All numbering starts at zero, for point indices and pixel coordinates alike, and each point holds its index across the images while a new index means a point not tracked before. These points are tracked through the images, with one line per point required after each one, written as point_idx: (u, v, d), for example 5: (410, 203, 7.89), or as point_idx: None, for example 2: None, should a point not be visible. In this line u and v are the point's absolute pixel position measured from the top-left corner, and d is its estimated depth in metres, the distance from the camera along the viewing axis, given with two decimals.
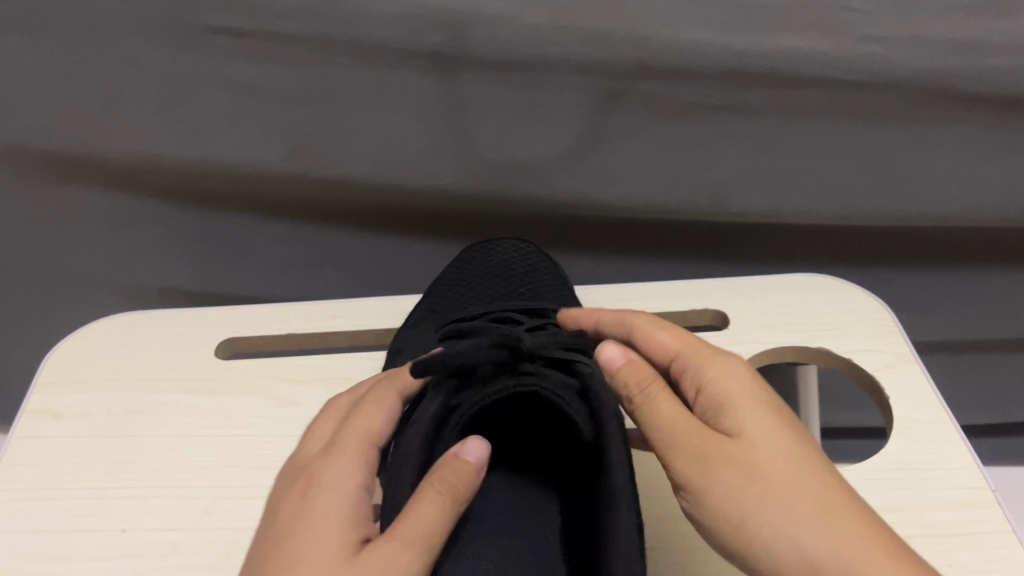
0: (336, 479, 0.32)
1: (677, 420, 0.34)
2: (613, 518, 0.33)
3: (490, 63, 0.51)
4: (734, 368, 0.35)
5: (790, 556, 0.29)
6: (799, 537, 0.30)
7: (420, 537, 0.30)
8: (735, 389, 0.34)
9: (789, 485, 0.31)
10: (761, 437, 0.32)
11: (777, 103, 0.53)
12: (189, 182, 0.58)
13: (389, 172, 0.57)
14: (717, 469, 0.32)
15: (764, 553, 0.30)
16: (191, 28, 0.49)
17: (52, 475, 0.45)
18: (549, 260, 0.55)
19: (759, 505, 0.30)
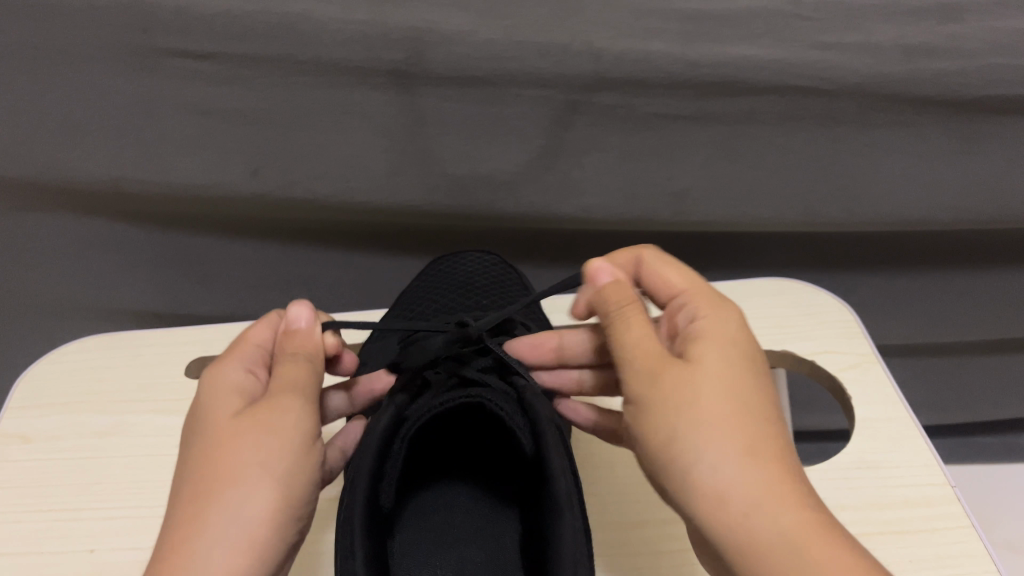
0: (219, 375, 0.36)
1: (646, 341, 0.35)
2: (559, 525, 0.33)
3: (449, 79, 0.51)
4: (722, 317, 0.36)
5: (699, 473, 0.31)
6: (719, 461, 0.31)
7: (292, 387, 0.34)
8: (715, 330, 0.35)
9: (727, 416, 0.32)
10: (718, 371, 0.33)
11: (733, 111, 0.53)
12: (155, 204, 0.59)
13: (354, 190, 0.58)
14: (662, 387, 0.33)
15: (683, 467, 0.32)
16: (149, 52, 0.49)
17: (22, 501, 0.45)
18: (513, 272, 0.55)
19: (687, 423, 0.32)
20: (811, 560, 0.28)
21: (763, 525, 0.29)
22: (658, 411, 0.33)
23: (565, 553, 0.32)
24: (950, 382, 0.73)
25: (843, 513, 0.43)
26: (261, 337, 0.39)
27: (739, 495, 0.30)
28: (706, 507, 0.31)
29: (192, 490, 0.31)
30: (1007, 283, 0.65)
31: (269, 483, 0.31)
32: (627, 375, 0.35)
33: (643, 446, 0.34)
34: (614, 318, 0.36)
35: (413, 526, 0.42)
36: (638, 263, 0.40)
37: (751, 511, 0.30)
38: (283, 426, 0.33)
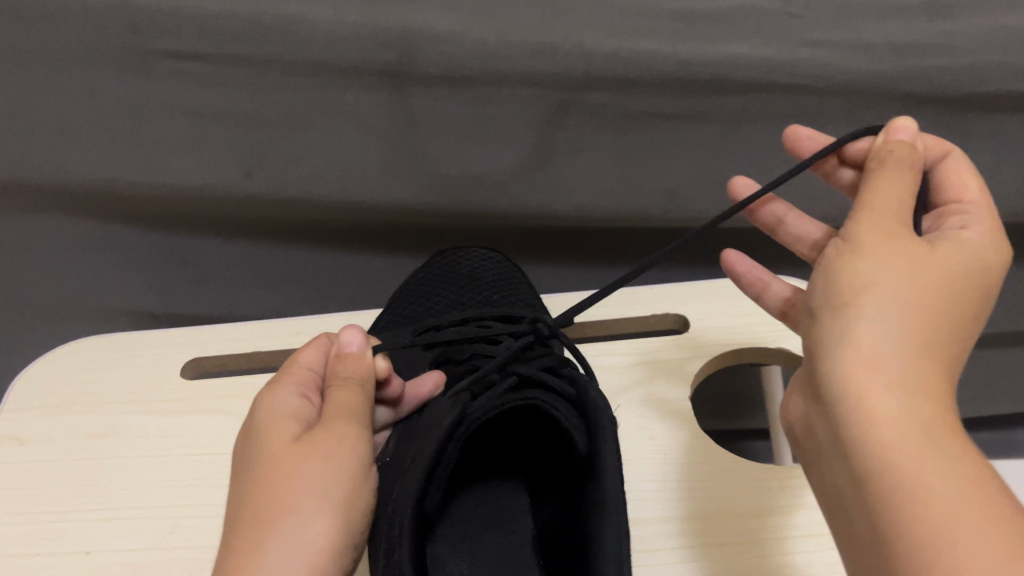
0: (274, 400, 0.36)
1: (898, 205, 0.33)
2: (603, 522, 0.34)
3: (441, 79, 0.51)
4: (990, 242, 0.33)
5: (866, 337, 0.29)
6: (890, 329, 0.29)
7: (347, 414, 0.35)
8: (973, 242, 0.33)
9: (927, 295, 0.30)
10: (945, 263, 0.31)
11: (724, 110, 0.54)
12: (148, 205, 0.59)
13: (347, 192, 0.58)
14: (886, 238, 0.32)
15: (849, 313, 0.30)
16: (140, 54, 0.49)
17: (19, 503, 0.45)
18: (517, 271, 0.55)
19: (891, 287, 0.30)
20: (928, 456, 0.26)
21: (889, 401, 0.28)
22: (861, 252, 0.31)
23: (610, 550, 0.32)
24: None
25: None
26: (314, 359, 0.39)
27: (894, 382, 0.28)
28: (846, 360, 0.29)
29: (250, 510, 0.31)
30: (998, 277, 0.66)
31: (328, 513, 0.31)
32: (856, 216, 0.33)
33: (823, 276, 0.32)
34: (881, 168, 0.35)
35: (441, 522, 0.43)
36: (942, 158, 0.37)
37: (889, 388, 0.28)
38: (341, 454, 0.33)
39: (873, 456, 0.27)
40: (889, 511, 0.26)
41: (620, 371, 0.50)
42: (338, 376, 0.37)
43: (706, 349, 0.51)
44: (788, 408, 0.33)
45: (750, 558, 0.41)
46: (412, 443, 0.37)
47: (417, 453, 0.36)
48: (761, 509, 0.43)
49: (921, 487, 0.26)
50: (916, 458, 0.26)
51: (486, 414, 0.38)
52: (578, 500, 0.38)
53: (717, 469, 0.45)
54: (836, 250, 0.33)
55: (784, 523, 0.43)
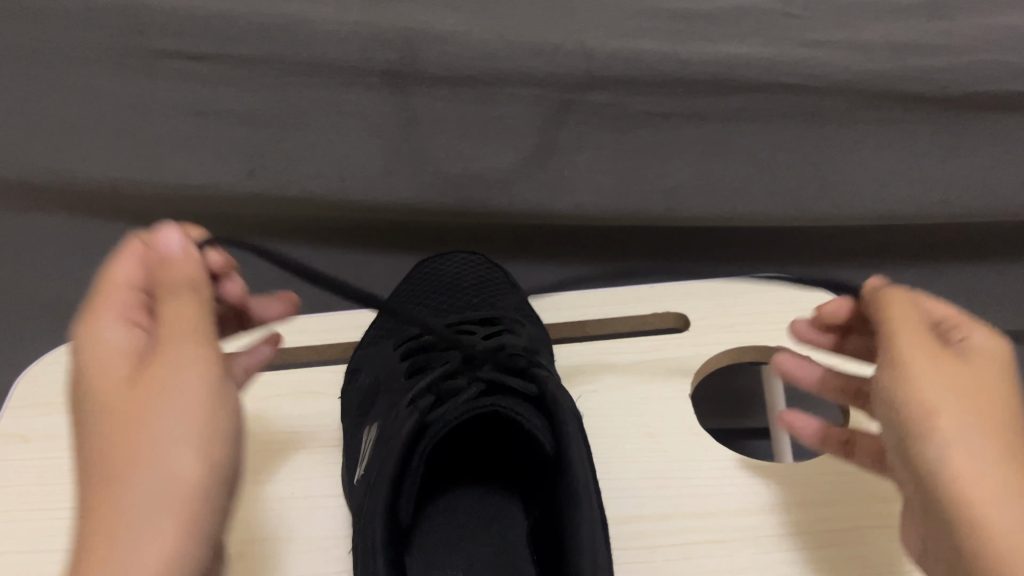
0: (109, 336, 0.33)
1: (929, 343, 0.34)
2: (576, 516, 0.34)
3: (442, 79, 0.52)
4: (996, 339, 0.35)
5: (954, 458, 0.31)
6: (1001, 480, 0.30)
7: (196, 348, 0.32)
8: (988, 349, 0.34)
9: (1002, 434, 0.31)
10: (984, 384, 0.33)
11: (724, 110, 0.54)
12: (152, 205, 0.60)
13: (349, 191, 0.58)
14: (945, 391, 0.32)
15: (932, 440, 0.32)
16: (144, 54, 0.50)
17: (21, 499, 0.46)
18: (499, 270, 0.55)
19: (963, 405, 0.32)
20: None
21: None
22: (933, 411, 0.32)
23: (585, 547, 0.33)
24: None
25: (839, 507, 0.43)
26: (127, 276, 0.35)
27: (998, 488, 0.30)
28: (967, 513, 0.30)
29: (103, 476, 0.29)
30: (996, 276, 0.66)
31: (198, 456, 0.30)
32: (886, 344, 0.34)
33: (884, 400, 0.34)
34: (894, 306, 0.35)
35: (433, 532, 0.43)
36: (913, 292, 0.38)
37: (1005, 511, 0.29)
38: (184, 386, 0.30)
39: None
40: None
41: (621, 369, 0.51)
42: (168, 282, 0.33)
43: (706, 347, 0.51)
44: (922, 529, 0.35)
45: (750, 555, 0.41)
46: (377, 450, 0.37)
47: (383, 460, 0.36)
48: (764, 505, 0.43)
49: None
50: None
51: (449, 422, 0.39)
52: (553, 498, 0.38)
53: (720, 465, 0.45)
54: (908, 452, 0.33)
55: (785, 520, 0.43)
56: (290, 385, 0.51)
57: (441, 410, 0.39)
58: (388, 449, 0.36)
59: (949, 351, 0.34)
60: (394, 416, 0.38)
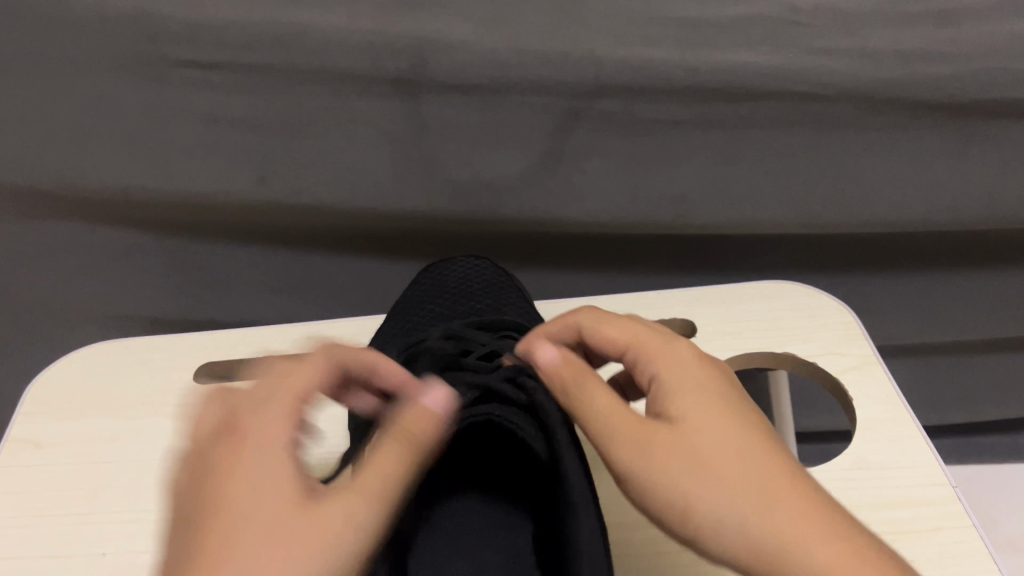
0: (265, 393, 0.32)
1: (621, 408, 0.33)
2: (568, 523, 0.34)
3: (452, 87, 0.52)
4: (677, 358, 0.34)
5: (726, 525, 0.29)
6: (692, 492, 0.30)
7: (371, 491, 0.30)
8: (661, 373, 0.34)
9: (649, 452, 0.31)
10: (703, 439, 0.31)
11: (732, 117, 0.54)
12: (161, 212, 0.60)
13: (359, 198, 0.59)
14: (607, 442, 0.32)
15: (700, 517, 0.29)
16: (157, 62, 0.50)
17: (32, 506, 0.46)
18: (506, 274, 0.55)
19: (683, 469, 0.30)
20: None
21: (819, 547, 0.28)
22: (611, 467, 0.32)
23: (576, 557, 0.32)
24: (948, 383, 0.74)
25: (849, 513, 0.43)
26: None
27: (770, 531, 0.28)
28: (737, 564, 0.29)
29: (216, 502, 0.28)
30: (1003, 284, 0.66)
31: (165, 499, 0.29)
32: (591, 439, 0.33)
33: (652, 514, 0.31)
34: (570, 390, 0.35)
35: (440, 542, 0.43)
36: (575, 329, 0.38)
37: (783, 529, 0.28)
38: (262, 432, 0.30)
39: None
40: None
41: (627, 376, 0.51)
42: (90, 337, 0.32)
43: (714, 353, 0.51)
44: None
45: None
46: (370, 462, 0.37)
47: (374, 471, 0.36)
48: None
49: None
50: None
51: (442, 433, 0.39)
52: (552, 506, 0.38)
53: None
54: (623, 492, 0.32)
55: None
56: None
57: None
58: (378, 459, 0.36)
59: (658, 424, 0.32)
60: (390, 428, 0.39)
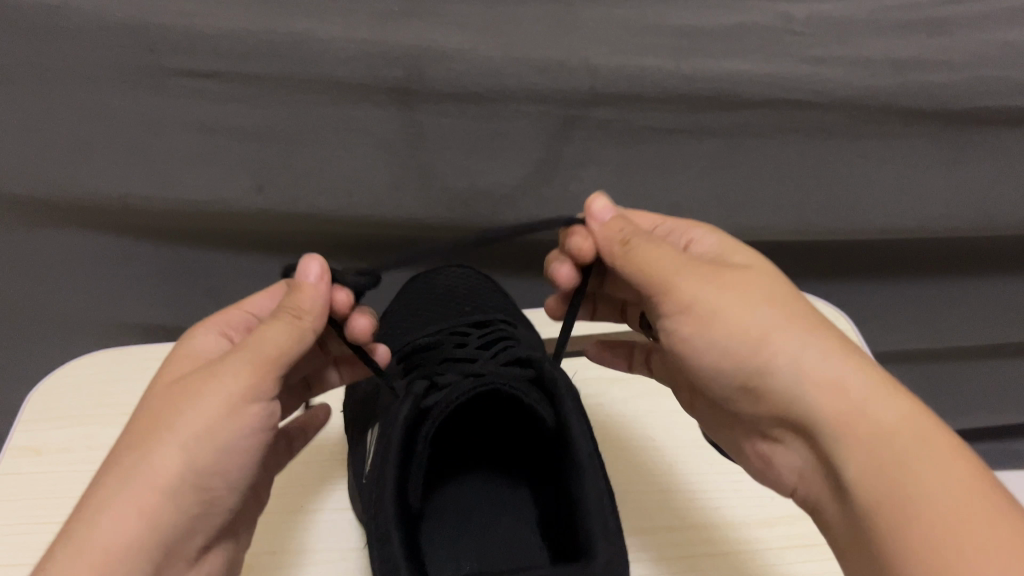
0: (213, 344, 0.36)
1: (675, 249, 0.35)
2: (580, 484, 0.33)
3: (450, 96, 0.52)
4: (718, 232, 0.38)
5: (811, 364, 0.31)
6: (772, 324, 0.32)
7: (250, 346, 0.32)
8: (716, 243, 0.37)
9: (722, 280, 0.33)
10: (770, 283, 0.34)
11: (727, 125, 0.54)
12: (161, 221, 0.60)
13: (357, 207, 0.59)
14: (675, 272, 0.34)
15: (786, 345, 0.31)
16: (156, 72, 0.51)
17: (31, 511, 0.46)
18: (489, 279, 0.53)
19: (765, 305, 0.32)
20: (927, 457, 0.27)
21: (890, 407, 0.29)
22: (678, 293, 0.33)
23: (592, 519, 0.31)
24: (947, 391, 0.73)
25: None
26: None
27: (858, 375, 0.30)
28: (813, 399, 0.30)
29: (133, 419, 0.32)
30: (1000, 289, 0.66)
31: None
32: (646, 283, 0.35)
33: (713, 347, 0.33)
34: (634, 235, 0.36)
35: None
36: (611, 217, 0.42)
37: (868, 383, 0.30)
38: (183, 356, 0.34)
39: (863, 494, 0.28)
40: (916, 475, 0.27)
41: (626, 383, 0.52)
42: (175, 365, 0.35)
43: None
44: (778, 465, 0.35)
45: (759, 564, 0.41)
46: (380, 441, 0.35)
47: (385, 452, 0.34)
48: (765, 518, 0.43)
49: (930, 480, 0.27)
50: (919, 475, 0.27)
51: (450, 406, 0.35)
52: (557, 474, 0.36)
53: (722, 482, 0.45)
54: (679, 331, 0.34)
55: (784, 533, 0.43)
56: None
57: (440, 394, 0.36)
58: (388, 439, 0.34)
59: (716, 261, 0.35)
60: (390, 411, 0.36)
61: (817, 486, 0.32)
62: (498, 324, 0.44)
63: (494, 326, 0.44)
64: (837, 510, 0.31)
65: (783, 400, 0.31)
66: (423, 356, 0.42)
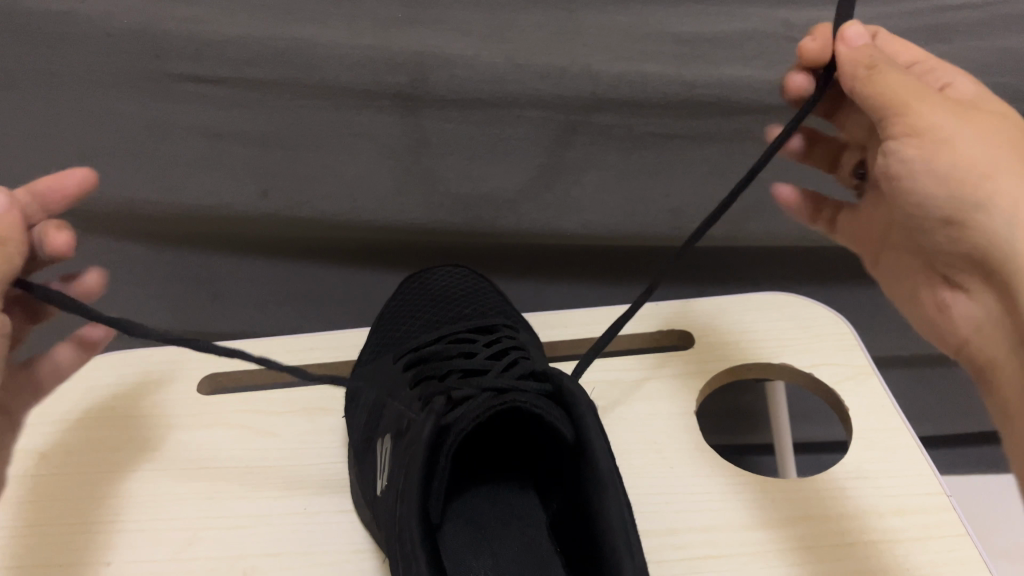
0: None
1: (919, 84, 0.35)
2: (604, 502, 0.32)
3: (452, 101, 0.53)
4: (977, 85, 0.38)
5: (1015, 218, 0.33)
6: (999, 174, 0.34)
7: None
8: (973, 92, 0.38)
9: (966, 120, 0.35)
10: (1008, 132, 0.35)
11: (727, 130, 0.55)
12: (163, 226, 0.61)
13: (358, 211, 0.59)
14: (931, 105, 0.34)
15: (996, 199, 0.33)
16: (161, 78, 0.51)
17: (38, 513, 0.46)
18: (486, 281, 0.52)
19: (1000, 153, 0.34)
20: None
21: None
22: (916, 118, 0.34)
23: (619, 541, 0.31)
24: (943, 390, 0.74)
25: (845, 521, 0.43)
26: None
27: None
28: (1019, 246, 0.33)
29: None
30: None
31: None
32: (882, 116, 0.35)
33: (935, 181, 0.35)
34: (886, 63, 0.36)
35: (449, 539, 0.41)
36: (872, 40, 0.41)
37: None
38: None
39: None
40: None
41: (627, 385, 0.51)
42: None
43: (712, 363, 0.52)
44: (957, 313, 0.38)
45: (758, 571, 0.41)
46: (400, 458, 0.35)
47: (409, 474, 0.33)
48: (767, 520, 0.43)
49: None
50: None
51: (471, 421, 0.35)
52: (572, 487, 0.36)
53: (725, 482, 0.45)
54: (904, 155, 0.35)
55: (788, 535, 0.43)
56: (306, 404, 0.52)
57: (460, 409, 0.35)
58: (410, 461, 0.34)
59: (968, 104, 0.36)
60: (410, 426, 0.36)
61: (997, 333, 0.36)
62: (501, 331, 0.44)
63: (499, 334, 0.43)
64: (1010, 362, 0.35)
65: (984, 235, 0.34)
66: (433, 365, 0.41)
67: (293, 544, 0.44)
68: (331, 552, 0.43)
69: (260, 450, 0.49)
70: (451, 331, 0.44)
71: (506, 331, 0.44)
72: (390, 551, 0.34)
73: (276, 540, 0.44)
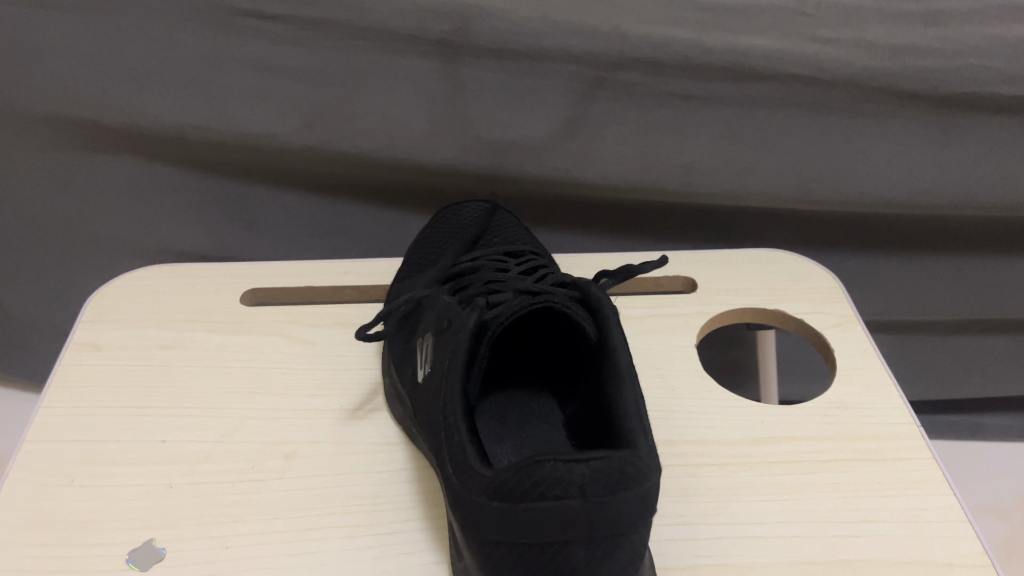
0: None
1: None
2: (621, 391, 0.37)
3: (491, 51, 0.57)
4: None
5: None
6: None
7: None
8: None
9: None
10: None
11: (739, 95, 0.60)
12: (208, 155, 0.65)
13: (394, 149, 0.64)
14: None
15: None
16: (222, 11, 0.55)
17: (91, 400, 0.51)
18: (513, 215, 0.57)
19: None
20: None
21: None
22: None
23: (634, 421, 0.36)
24: (926, 357, 0.80)
25: (826, 443, 0.49)
26: None
27: None
28: None
29: None
30: (981, 268, 0.72)
31: None
32: None
33: None
34: None
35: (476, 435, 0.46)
36: None
37: None
38: None
39: None
40: None
41: (635, 319, 0.57)
42: None
43: (713, 304, 0.58)
44: None
45: (747, 476, 0.46)
46: (446, 347, 0.40)
47: (453, 359, 0.38)
48: (756, 438, 0.49)
49: None
50: None
51: (508, 318, 0.40)
52: (593, 383, 0.40)
53: (720, 405, 0.51)
54: None
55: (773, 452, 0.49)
56: (343, 319, 0.57)
57: (499, 308, 0.40)
58: (454, 348, 0.39)
59: None
60: (454, 322, 0.41)
61: None
62: (530, 255, 0.49)
63: (529, 258, 0.48)
64: None
65: None
66: (471, 278, 0.46)
67: (330, 432, 0.49)
68: (362, 445, 0.48)
69: (301, 354, 0.54)
70: (486, 253, 0.48)
71: (535, 256, 0.49)
72: (431, 429, 0.39)
73: (315, 430, 0.49)
